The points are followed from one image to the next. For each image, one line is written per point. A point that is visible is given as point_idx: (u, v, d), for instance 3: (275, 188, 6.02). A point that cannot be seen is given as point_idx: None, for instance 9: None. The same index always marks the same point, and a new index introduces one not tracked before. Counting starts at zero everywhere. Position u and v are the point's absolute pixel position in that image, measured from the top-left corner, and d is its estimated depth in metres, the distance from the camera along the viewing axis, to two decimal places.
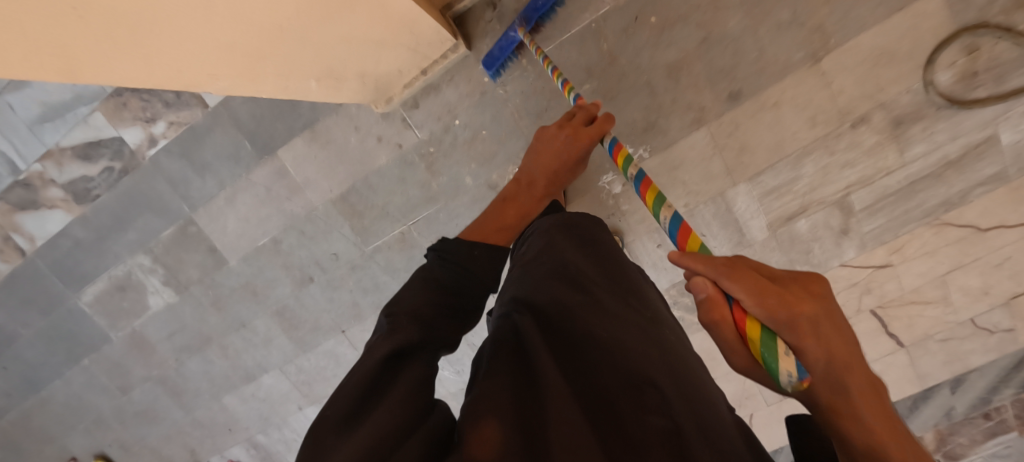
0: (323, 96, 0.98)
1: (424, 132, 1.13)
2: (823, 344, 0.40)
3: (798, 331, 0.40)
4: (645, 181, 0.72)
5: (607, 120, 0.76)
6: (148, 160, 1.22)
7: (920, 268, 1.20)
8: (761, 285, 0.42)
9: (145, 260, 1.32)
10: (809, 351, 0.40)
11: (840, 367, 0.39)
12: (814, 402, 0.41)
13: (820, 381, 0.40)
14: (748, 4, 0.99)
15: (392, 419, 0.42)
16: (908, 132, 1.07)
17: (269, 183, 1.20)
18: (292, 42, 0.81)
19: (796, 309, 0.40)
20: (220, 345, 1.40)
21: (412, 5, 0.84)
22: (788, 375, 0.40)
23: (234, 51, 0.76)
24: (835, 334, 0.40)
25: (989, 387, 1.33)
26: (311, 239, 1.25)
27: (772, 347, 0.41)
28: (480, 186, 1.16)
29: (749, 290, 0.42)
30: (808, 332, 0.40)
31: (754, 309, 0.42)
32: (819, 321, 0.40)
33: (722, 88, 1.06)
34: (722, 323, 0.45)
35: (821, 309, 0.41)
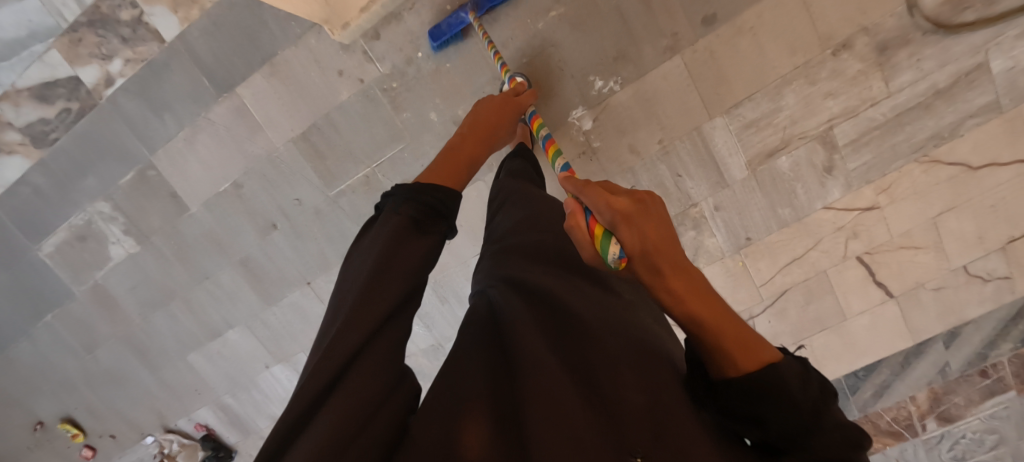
0: None
1: (387, 65, 1.09)
2: (644, 232, 0.40)
3: (624, 221, 0.40)
4: (551, 140, 0.81)
5: (531, 94, 0.89)
6: (105, 100, 1.18)
7: (910, 210, 1.14)
8: (597, 189, 0.42)
9: (106, 208, 1.27)
10: (628, 239, 0.40)
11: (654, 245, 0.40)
12: (641, 284, 0.41)
13: (639, 256, 0.40)
14: None
15: (369, 387, 0.40)
16: (893, 59, 1.02)
17: (228, 123, 1.16)
18: None
19: (616, 205, 0.41)
20: (184, 299, 1.35)
21: None
22: (615, 257, 0.41)
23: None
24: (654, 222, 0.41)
25: (985, 342, 1.26)
26: (273, 183, 1.20)
27: (607, 242, 0.42)
28: (446, 123, 1.11)
29: (593, 198, 0.43)
30: (630, 223, 0.40)
31: (596, 215, 0.43)
32: (634, 214, 0.41)
33: (696, 12, 1.00)
34: (573, 228, 0.44)
35: (644, 208, 0.42)
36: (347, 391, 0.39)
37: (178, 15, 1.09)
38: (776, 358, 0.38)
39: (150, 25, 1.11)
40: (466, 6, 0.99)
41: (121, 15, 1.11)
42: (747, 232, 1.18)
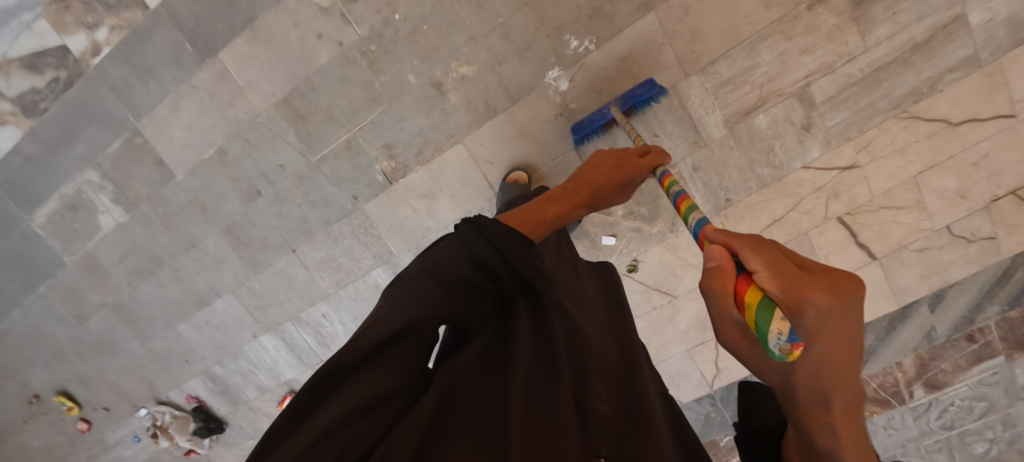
0: None
1: (365, 27, 1.10)
2: (835, 322, 0.31)
3: (828, 321, 0.31)
4: (685, 197, 0.68)
5: (661, 152, 0.76)
6: (90, 69, 1.20)
7: (890, 168, 1.13)
8: (779, 259, 0.36)
9: (94, 177, 1.30)
10: (807, 328, 0.33)
11: (833, 353, 0.32)
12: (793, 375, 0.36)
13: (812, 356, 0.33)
14: None
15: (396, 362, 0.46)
16: (869, 13, 1.01)
17: (211, 88, 1.18)
18: None
19: (821, 285, 0.32)
20: (172, 267, 1.38)
21: None
22: (780, 341, 0.34)
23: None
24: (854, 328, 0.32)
25: (971, 305, 1.25)
26: (256, 148, 1.22)
27: (765, 316, 0.35)
28: (424, 85, 1.13)
29: (758, 256, 0.38)
30: (832, 322, 0.31)
31: (765, 280, 0.35)
32: (842, 313, 0.31)
33: None
34: (718, 291, 0.40)
35: (852, 298, 0.32)
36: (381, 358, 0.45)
37: None
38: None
39: None
40: (608, 103, 1.09)
41: None
42: (726, 193, 1.18)
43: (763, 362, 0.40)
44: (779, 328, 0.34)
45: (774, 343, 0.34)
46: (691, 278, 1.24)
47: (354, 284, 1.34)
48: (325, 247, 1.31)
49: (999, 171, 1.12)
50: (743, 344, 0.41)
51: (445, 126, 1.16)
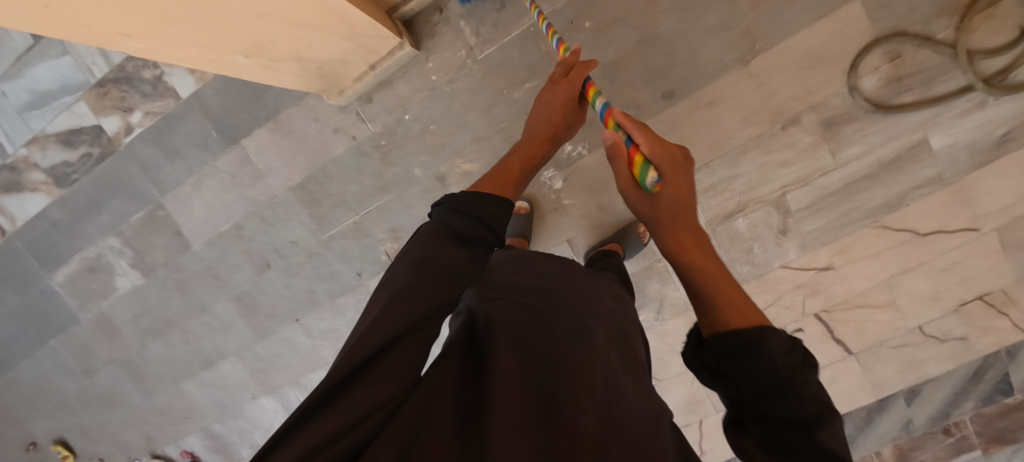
0: (255, 74, 0.85)
1: (378, 125, 1.20)
2: (677, 187, 0.57)
3: (664, 167, 0.57)
4: (593, 86, 0.73)
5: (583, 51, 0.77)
6: (122, 147, 1.29)
7: (865, 271, 1.20)
8: (650, 136, 0.58)
9: (115, 243, 1.37)
10: (666, 175, 0.57)
11: (678, 202, 0.57)
12: (655, 205, 0.58)
13: (666, 199, 0.57)
14: (678, 10, 1.05)
15: (378, 395, 0.44)
16: (840, 133, 1.11)
17: (233, 170, 1.27)
18: (222, 19, 0.68)
19: (665, 160, 0.57)
20: (181, 329, 1.43)
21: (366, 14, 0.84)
22: (652, 181, 0.56)
23: (256, 35, 0.74)
24: (682, 178, 0.57)
25: (947, 401, 1.29)
26: (270, 225, 1.30)
27: (646, 169, 0.57)
28: (430, 178, 1.22)
29: (644, 138, 0.58)
30: (670, 170, 0.57)
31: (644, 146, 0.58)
32: (679, 159, 0.58)
33: (657, 87, 1.11)
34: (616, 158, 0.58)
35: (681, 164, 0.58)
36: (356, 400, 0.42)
37: (195, 76, 1.22)
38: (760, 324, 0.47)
39: (167, 84, 1.23)
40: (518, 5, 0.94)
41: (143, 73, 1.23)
42: None
43: (648, 206, 0.59)
44: (652, 175, 0.56)
45: (650, 181, 0.56)
46: (678, 364, 1.30)
47: None
48: (328, 318, 1.36)
49: (968, 278, 1.19)
50: (629, 197, 0.60)
51: None
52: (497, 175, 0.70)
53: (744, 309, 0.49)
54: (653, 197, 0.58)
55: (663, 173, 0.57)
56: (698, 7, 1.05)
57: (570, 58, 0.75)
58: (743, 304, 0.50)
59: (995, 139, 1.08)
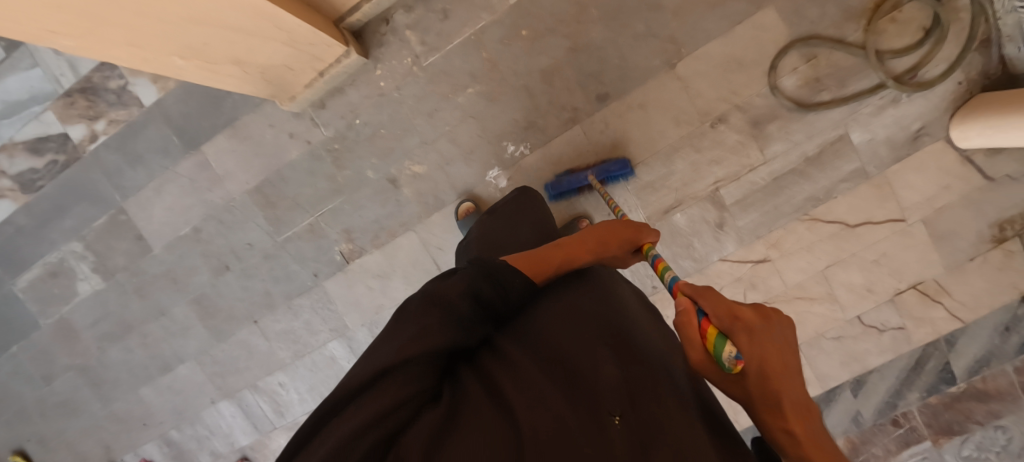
0: (194, 76, 0.88)
1: (330, 130, 1.25)
2: (758, 351, 0.48)
3: (736, 336, 0.48)
4: (660, 258, 0.73)
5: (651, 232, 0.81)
6: (86, 154, 1.34)
7: (800, 263, 1.25)
8: (723, 302, 0.51)
9: (78, 247, 1.40)
10: (744, 346, 0.48)
11: (761, 368, 0.48)
12: (743, 377, 0.49)
13: (753, 373, 0.48)
14: (607, 19, 1.13)
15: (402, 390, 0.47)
16: (765, 131, 1.17)
17: (192, 175, 1.32)
18: (157, 22, 0.72)
19: (738, 317, 0.49)
20: (141, 333, 1.45)
21: (306, 26, 0.93)
22: (731, 358, 0.47)
23: (188, 42, 0.79)
24: (761, 342, 0.48)
25: (891, 391, 1.32)
26: (228, 228, 1.34)
27: (722, 344, 0.48)
28: (381, 180, 1.27)
29: (715, 306, 0.51)
30: (747, 339, 0.48)
31: (716, 318, 0.50)
32: (759, 324, 0.49)
33: (592, 90, 1.17)
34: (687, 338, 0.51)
35: (769, 327, 0.50)
36: (383, 393, 0.46)
37: (157, 85, 1.28)
38: None
39: (131, 93, 1.29)
40: (587, 172, 1.17)
41: (109, 84, 1.29)
42: (652, 280, 1.29)
43: (727, 377, 0.50)
44: (729, 349, 0.47)
45: (728, 358, 0.47)
46: None
47: (312, 355, 1.41)
48: (285, 319, 1.39)
49: (899, 269, 1.24)
50: (717, 374, 0.52)
51: (399, 214, 1.29)
52: (536, 256, 0.75)
53: (819, 452, 0.47)
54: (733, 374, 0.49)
55: (741, 344, 0.47)
56: (625, 16, 1.13)
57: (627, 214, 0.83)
58: (820, 455, 0.47)
59: (911, 134, 1.16)
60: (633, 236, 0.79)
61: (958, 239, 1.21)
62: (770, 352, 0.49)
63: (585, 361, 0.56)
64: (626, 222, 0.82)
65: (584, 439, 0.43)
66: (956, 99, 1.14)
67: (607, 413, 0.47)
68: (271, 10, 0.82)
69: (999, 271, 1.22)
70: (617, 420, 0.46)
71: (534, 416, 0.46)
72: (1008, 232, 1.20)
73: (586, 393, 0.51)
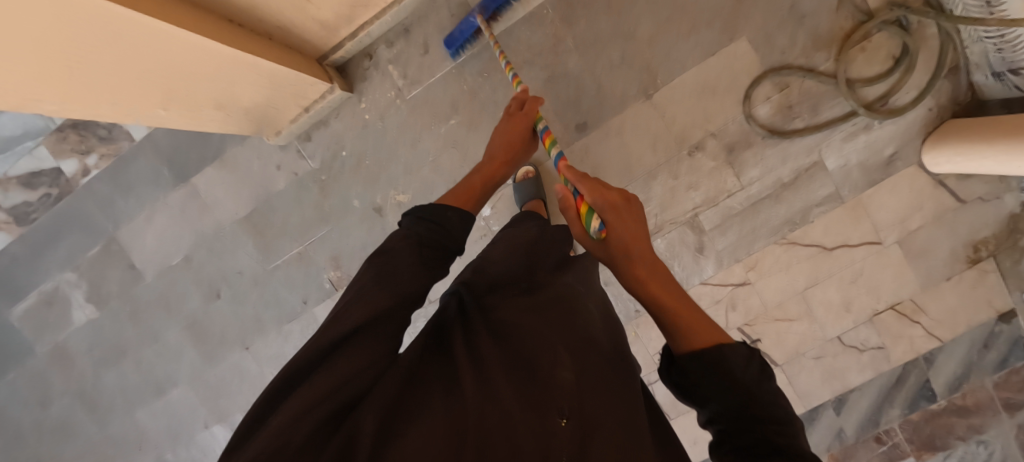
0: (177, 122, 0.91)
1: (317, 161, 1.28)
2: (625, 226, 0.56)
3: (610, 213, 0.56)
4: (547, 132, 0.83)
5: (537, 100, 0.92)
6: (80, 187, 1.37)
7: (778, 285, 1.27)
8: (593, 184, 0.58)
9: (72, 276, 1.43)
10: (611, 221, 0.56)
11: (630, 238, 0.56)
12: (610, 248, 0.57)
13: (619, 242, 0.56)
14: (582, 50, 1.16)
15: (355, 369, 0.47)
16: (741, 157, 1.19)
17: (183, 205, 1.35)
18: (134, 81, 0.75)
19: (609, 200, 0.57)
20: (134, 359, 1.48)
21: (286, 69, 0.96)
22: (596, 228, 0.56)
23: (171, 90, 0.81)
24: (634, 223, 0.57)
25: (872, 408, 1.33)
26: (218, 255, 1.37)
27: (591, 218, 0.56)
28: (366, 208, 1.30)
29: (588, 187, 0.58)
30: (615, 215, 0.56)
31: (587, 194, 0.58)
32: (624, 205, 0.57)
33: (570, 120, 1.20)
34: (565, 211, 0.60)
35: (630, 207, 0.58)
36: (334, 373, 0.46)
37: None
38: (726, 341, 0.49)
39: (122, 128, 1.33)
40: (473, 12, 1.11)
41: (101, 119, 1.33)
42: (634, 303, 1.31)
43: (600, 249, 0.58)
44: (596, 222, 0.56)
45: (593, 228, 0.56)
46: None
47: None
48: (276, 344, 1.41)
49: (876, 289, 1.26)
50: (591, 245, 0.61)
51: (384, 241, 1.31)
52: (461, 190, 0.77)
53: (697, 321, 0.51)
54: (602, 244, 0.57)
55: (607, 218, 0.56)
56: (600, 48, 1.16)
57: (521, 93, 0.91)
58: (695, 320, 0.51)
59: (884, 159, 1.18)
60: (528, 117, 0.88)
61: (933, 260, 1.23)
62: (640, 229, 0.57)
63: (540, 354, 0.57)
64: (509, 113, 0.91)
65: (531, 436, 0.45)
66: (927, 125, 1.16)
67: (555, 413, 0.48)
68: (248, 59, 0.84)
69: (974, 289, 1.25)
70: (563, 421, 0.47)
71: (481, 407, 0.48)
72: (981, 252, 1.22)
73: (535, 387, 0.52)
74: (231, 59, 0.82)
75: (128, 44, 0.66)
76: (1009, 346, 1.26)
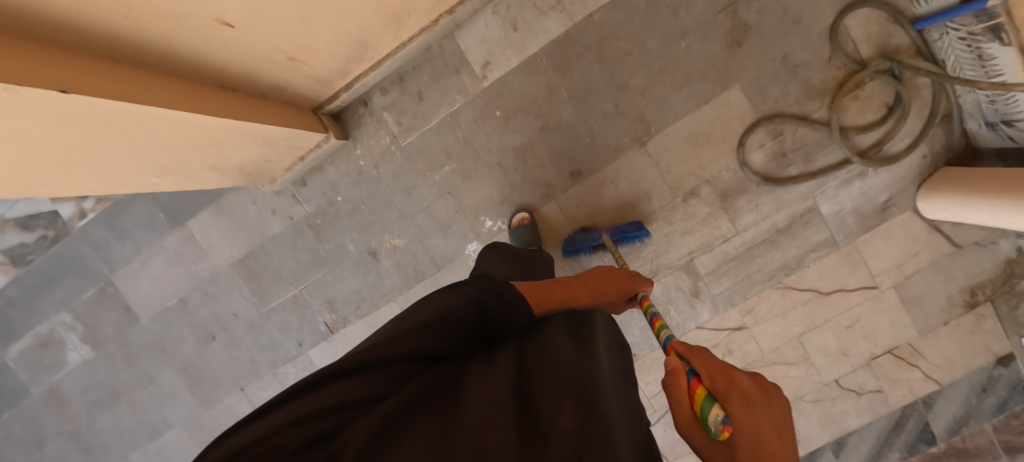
0: (169, 187, 0.91)
1: (312, 206, 1.28)
2: (757, 421, 0.41)
3: (728, 397, 0.44)
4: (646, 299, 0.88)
5: (647, 281, 0.95)
6: (75, 230, 1.37)
7: (775, 329, 1.27)
8: (714, 363, 0.49)
9: (67, 318, 1.43)
10: (737, 413, 0.42)
11: (766, 441, 0.40)
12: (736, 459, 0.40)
13: (743, 442, 0.40)
14: (576, 99, 1.17)
15: (368, 385, 0.45)
16: (735, 204, 1.19)
17: (178, 249, 1.35)
18: (128, 156, 0.75)
19: (733, 380, 0.46)
20: (129, 400, 1.47)
21: (280, 128, 0.96)
22: (718, 421, 0.42)
23: (163, 160, 0.82)
24: (770, 421, 0.42)
25: (871, 451, 1.32)
26: (214, 299, 1.37)
27: (708, 406, 0.44)
28: (362, 252, 1.30)
29: (704, 366, 0.49)
30: (740, 402, 0.43)
31: (707, 378, 0.47)
32: (750, 390, 0.45)
33: (564, 167, 1.20)
34: (669, 388, 0.49)
35: (769, 399, 0.45)
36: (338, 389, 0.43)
37: None
38: None
39: None
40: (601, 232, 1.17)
41: None
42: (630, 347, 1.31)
43: (721, 457, 0.42)
44: (716, 411, 0.43)
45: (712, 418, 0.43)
46: None
47: None
48: (271, 387, 1.41)
49: (873, 333, 1.25)
50: (702, 448, 0.45)
51: (380, 285, 1.31)
52: (540, 292, 0.77)
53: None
54: (724, 448, 0.42)
55: (731, 408, 0.43)
56: (594, 97, 1.16)
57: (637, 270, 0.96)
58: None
59: (878, 205, 1.18)
60: (627, 284, 0.89)
61: (930, 304, 1.23)
62: (779, 438, 0.41)
63: (554, 389, 0.49)
64: (624, 273, 0.94)
65: None
66: (922, 171, 1.16)
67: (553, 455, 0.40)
68: (238, 125, 0.85)
69: (971, 334, 1.24)
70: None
71: (479, 432, 0.40)
72: (978, 297, 1.22)
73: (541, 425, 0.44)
74: (222, 126, 0.83)
75: (119, 129, 0.68)
76: (1008, 391, 1.25)
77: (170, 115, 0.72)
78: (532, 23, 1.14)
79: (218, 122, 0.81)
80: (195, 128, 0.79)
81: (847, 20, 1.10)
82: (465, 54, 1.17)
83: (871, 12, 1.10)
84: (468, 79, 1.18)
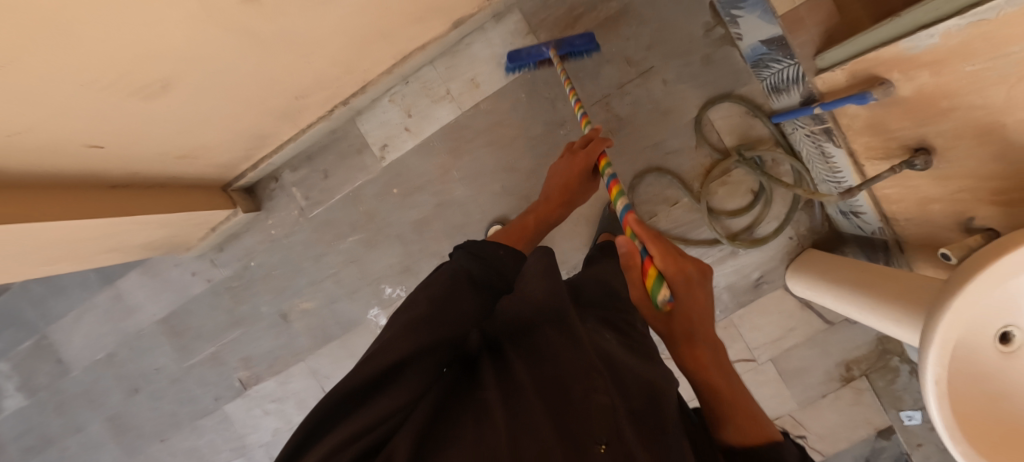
0: (64, 268, 1.02)
1: (229, 269, 1.38)
2: (689, 292, 0.65)
3: (676, 285, 0.64)
4: (613, 180, 0.81)
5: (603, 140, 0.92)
6: (16, 286, 1.47)
7: None
8: (666, 249, 0.64)
9: (4, 368, 1.51)
10: (679, 293, 0.65)
11: (693, 303, 0.65)
12: (671, 329, 0.67)
13: (679, 312, 0.66)
14: (467, 180, 1.26)
15: (393, 401, 0.51)
16: None
17: (108, 305, 1.44)
18: (15, 255, 0.87)
19: (681, 269, 0.64)
20: (59, 447, 1.54)
21: (175, 214, 1.07)
22: (663, 299, 0.64)
23: (54, 253, 0.93)
24: (694, 285, 0.65)
25: None
26: (140, 353, 1.45)
27: (659, 286, 0.64)
28: (274, 314, 1.38)
29: (658, 251, 0.64)
30: (682, 286, 0.64)
31: (659, 261, 0.64)
32: (691, 272, 0.65)
33: (458, 240, 1.29)
34: (629, 267, 0.68)
35: (701, 280, 0.66)
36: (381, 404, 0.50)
37: None
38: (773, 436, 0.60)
39: None
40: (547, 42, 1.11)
41: None
42: None
43: (658, 314, 0.68)
44: (664, 293, 0.64)
45: (663, 299, 0.64)
46: None
47: None
48: (190, 438, 1.47)
49: None
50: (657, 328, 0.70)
51: (291, 345, 1.39)
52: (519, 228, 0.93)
53: (750, 417, 0.62)
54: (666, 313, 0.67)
55: (676, 292, 0.64)
56: (482, 178, 1.26)
57: (590, 134, 0.95)
58: (743, 412, 0.62)
59: (751, 282, 1.25)
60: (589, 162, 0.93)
61: (808, 376, 1.27)
62: (703, 287, 0.66)
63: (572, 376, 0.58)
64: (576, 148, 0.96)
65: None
66: (790, 251, 1.23)
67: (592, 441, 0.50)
68: (125, 218, 0.96)
69: (851, 406, 1.27)
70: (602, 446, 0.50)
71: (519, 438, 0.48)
72: (854, 372, 1.26)
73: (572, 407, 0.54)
74: (106, 220, 0.94)
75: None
76: None
77: (49, 225, 0.83)
78: (426, 111, 1.25)
79: (100, 220, 0.92)
80: (78, 227, 0.90)
81: (711, 112, 1.20)
82: (366, 137, 1.28)
83: (733, 105, 1.19)
84: (369, 159, 1.28)
